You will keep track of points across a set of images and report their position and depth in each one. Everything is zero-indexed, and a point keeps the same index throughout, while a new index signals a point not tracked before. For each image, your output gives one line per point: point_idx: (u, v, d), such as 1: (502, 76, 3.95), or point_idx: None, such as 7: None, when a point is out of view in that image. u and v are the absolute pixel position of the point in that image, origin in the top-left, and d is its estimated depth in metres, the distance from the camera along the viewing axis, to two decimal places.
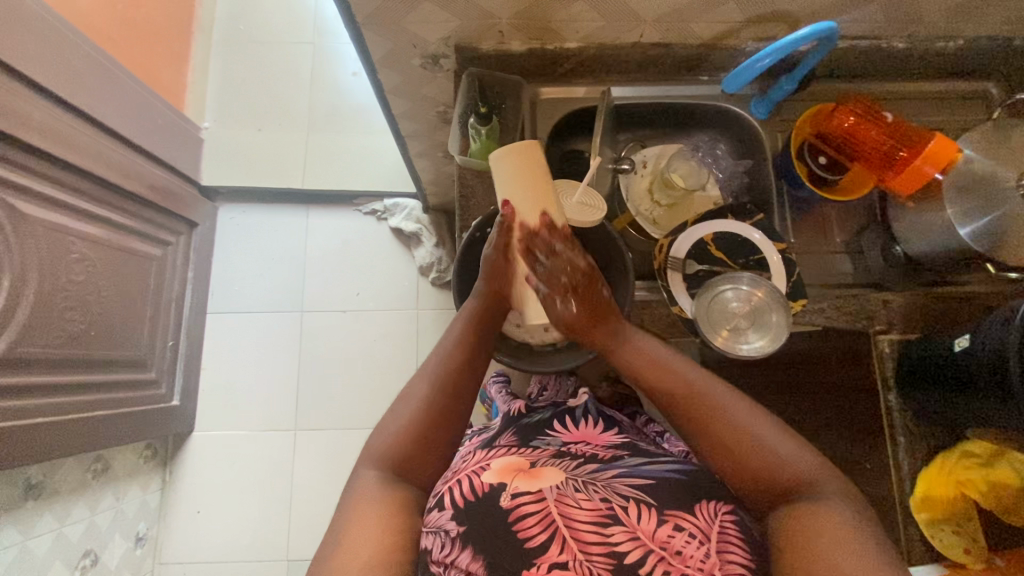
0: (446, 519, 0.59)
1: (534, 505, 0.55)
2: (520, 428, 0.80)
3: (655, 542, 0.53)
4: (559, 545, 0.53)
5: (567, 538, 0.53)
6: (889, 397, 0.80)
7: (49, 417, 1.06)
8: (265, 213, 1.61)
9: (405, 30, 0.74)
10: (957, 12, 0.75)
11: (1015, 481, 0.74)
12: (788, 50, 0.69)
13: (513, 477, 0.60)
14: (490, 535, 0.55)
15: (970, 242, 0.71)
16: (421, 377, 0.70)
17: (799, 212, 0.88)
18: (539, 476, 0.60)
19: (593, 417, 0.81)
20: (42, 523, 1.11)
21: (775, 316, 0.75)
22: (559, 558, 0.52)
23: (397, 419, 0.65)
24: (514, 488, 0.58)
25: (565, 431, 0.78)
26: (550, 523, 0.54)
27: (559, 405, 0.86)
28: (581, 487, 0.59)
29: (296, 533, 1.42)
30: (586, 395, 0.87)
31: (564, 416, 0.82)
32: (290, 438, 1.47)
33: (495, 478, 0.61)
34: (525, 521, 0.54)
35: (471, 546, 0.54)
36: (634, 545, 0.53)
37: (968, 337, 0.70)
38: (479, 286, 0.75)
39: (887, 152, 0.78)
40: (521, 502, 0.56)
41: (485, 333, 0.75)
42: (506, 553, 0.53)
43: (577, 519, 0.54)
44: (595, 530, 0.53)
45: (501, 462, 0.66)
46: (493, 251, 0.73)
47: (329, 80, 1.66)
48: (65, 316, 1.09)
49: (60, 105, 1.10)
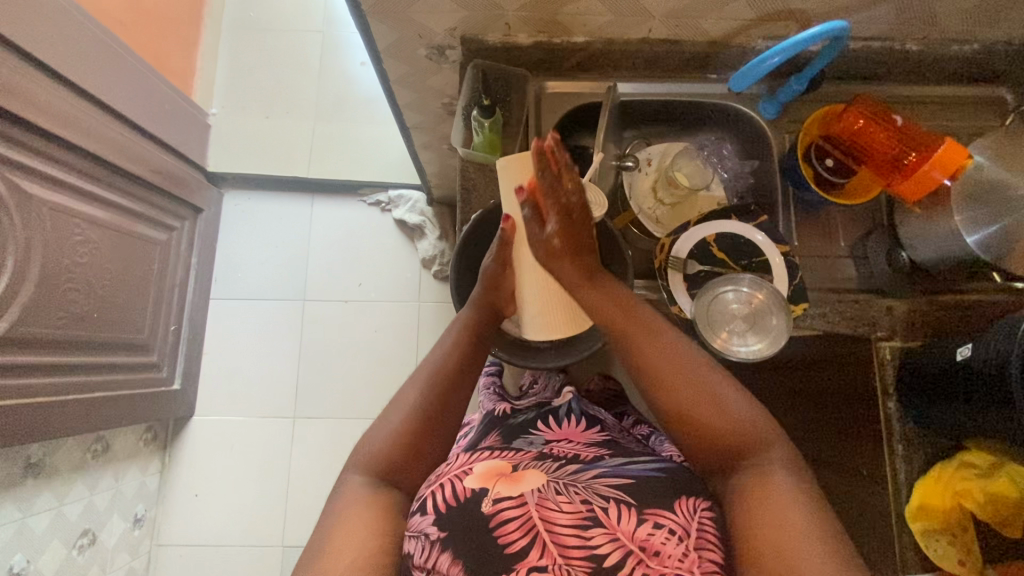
0: (427, 523, 0.58)
1: (515, 510, 0.55)
2: (504, 428, 0.79)
3: (634, 542, 0.53)
4: (539, 549, 0.53)
5: (547, 542, 0.53)
6: (889, 405, 0.79)
7: (48, 396, 1.06)
8: (269, 201, 1.61)
9: (411, 18, 0.74)
10: (973, 16, 0.73)
11: (1015, 493, 0.73)
12: (797, 49, 0.67)
13: (494, 483, 0.59)
14: (471, 539, 0.55)
15: (976, 250, 0.70)
16: (409, 385, 0.69)
17: (803, 215, 0.87)
18: (521, 479, 0.59)
19: (577, 416, 0.82)
20: (41, 501, 1.12)
21: (775, 318, 0.75)
22: (538, 563, 0.52)
23: (385, 428, 0.64)
24: (496, 492, 0.57)
25: (547, 430, 0.78)
26: (530, 528, 0.53)
27: (543, 405, 0.86)
28: (562, 489, 0.58)
29: (293, 520, 1.43)
30: (570, 393, 0.87)
31: (549, 416, 0.82)
32: (289, 425, 1.48)
33: (477, 483, 0.60)
34: (505, 525, 0.54)
35: (452, 551, 0.54)
36: (614, 547, 0.52)
37: (970, 347, 0.69)
38: (474, 296, 0.78)
39: (895, 157, 0.76)
40: (502, 506, 0.55)
41: (478, 345, 0.75)
42: (487, 560, 0.53)
43: (557, 523, 0.53)
44: (576, 533, 0.53)
45: (483, 466, 0.64)
46: (494, 265, 0.79)
47: (337, 69, 1.66)
48: (67, 297, 1.09)
49: (67, 86, 1.10)
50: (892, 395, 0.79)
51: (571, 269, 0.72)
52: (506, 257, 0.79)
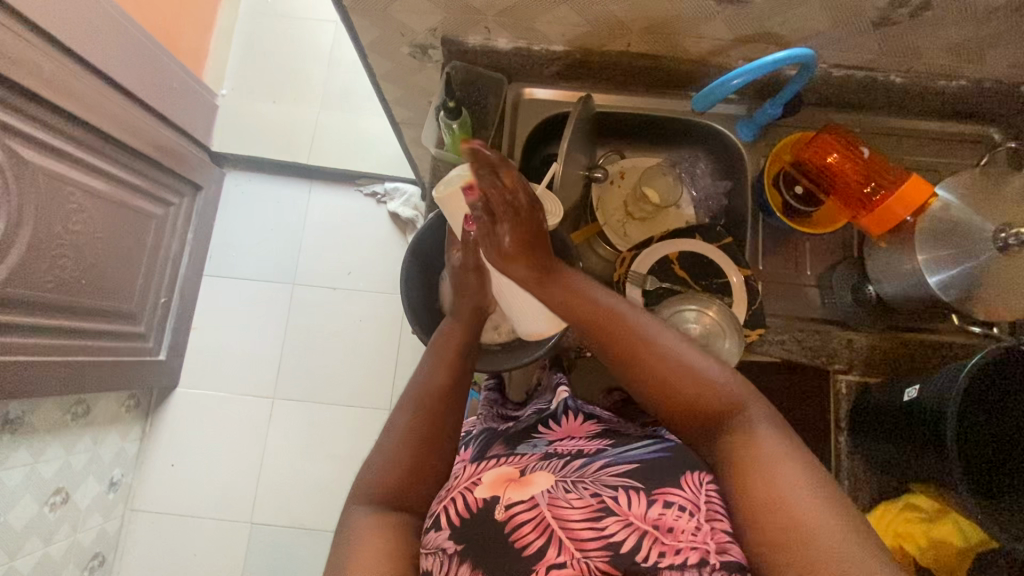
0: (443, 538, 0.56)
1: (528, 512, 0.53)
2: (507, 438, 0.77)
3: (647, 523, 0.51)
4: (557, 546, 0.51)
5: (563, 539, 0.51)
6: (840, 440, 0.85)
7: (31, 356, 1.10)
8: (268, 184, 1.64)
9: (393, 17, 0.75)
10: (958, 51, 0.72)
11: (956, 538, 0.77)
12: (760, 72, 0.66)
13: (504, 489, 0.57)
14: (488, 546, 0.53)
15: (937, 292, 0.69)
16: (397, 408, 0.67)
17: (772, 242, 0.86)
18: (530, 482, 0.58)
19: (574, 413, 0.80)
20: (16, 456, 1.16)
21: (728, 341, 0.74)
22: (557, 559, 0.51)
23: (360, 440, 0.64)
24: (508, 497, 0.56)
25: (550, 431, 0.77)
26: (545, 527, 0.52)
27: (541, 411, 0.84)
28: (571, 486, 0.56)
29: (262, 498, 1.46)
30: (564, 391, 0.84)
31: (547, 419, 0.80)
32: (267, 405, 1.51)
33: (488, 491, 0.58)
34: (521, 529, 0.53)
35: (470, 558, 0.53)
36: (628, 532, 0.51)
37: (916, 389, 0.71)
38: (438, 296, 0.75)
39: (864, 191, 0.75)
40: (515, 510, 0.54)
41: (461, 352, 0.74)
42: (504, 560, 0.52)
43: (570, 518, 0.52)
44: (590, 525, 0.52)
45: (492, 474, 0.62)
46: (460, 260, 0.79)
47: (345, 59, 1.68)
48: (57, 262, 1.12)
49: (72, 58, 1.14)
50: (844, 430, 0.84)
51: (526, 271, 0.71)
52: (477, 261, 0.78)
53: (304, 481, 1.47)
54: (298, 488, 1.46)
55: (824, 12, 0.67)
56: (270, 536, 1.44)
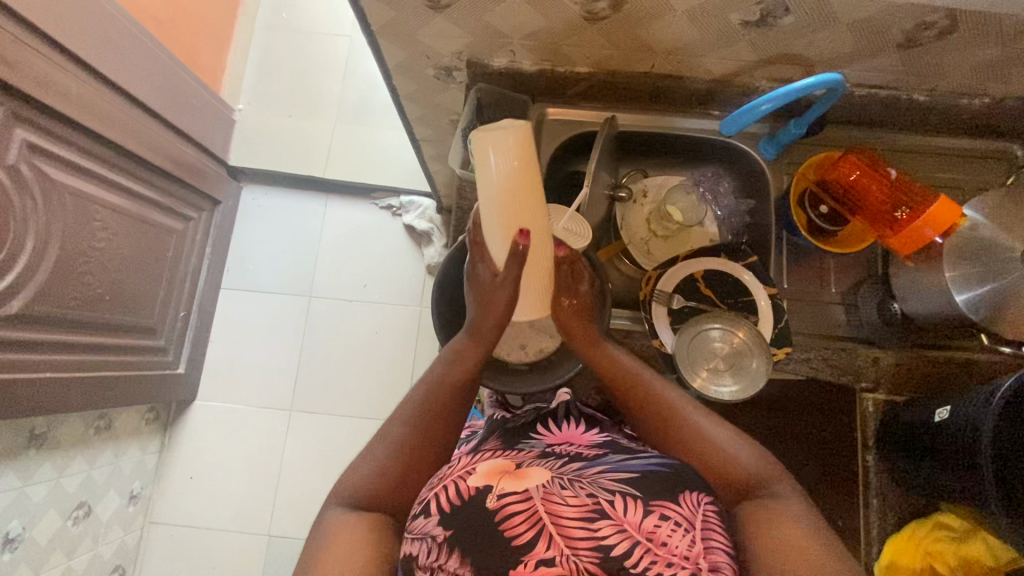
0: (432, 525, 0.55)
1: (520, 504, 0.52)
2: (504, 433, 0.76)
3: (641, 533, 0.51)
4: (546, 540, 0.50)
5: (553, 534, 0.50)
6: (868, 458, 0.86)
7: (56, 372, 1.11)
8: (283, 198, 1.66)
9: (420, 41, 0.77)
10: (982, 72, 0.72)
11: (986, 559, 0.78)
12: (789, 97, 0.67)
13: (499, 479, 0.57)
14: (476, 535, 0.52)
15: (965, 310, 0.69)
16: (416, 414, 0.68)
17: (795, 261, 0.86)
18: (526, 476, 0.57)
19: (576, 418, 0.79)
20: (41, 471, 1.17)
21: (755, 361, 0.75)
22: (546, 555, 0.50)
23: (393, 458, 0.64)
24: (500, 488, 0.55)
25: (547, 434, 0.74)
26: (537, 521, 0.51)
27: (541, 408, 0.83)
28: (567, 484, 0.56)
29: (280, 511, 1.47)
30: (567, 395, 0.84)
31: (548, 418, 0.79)
32: (285, 417, 1.52)
33: (481, 480, 0.57)
34: (511, 519, 0.51)
35: (459, 548, 0.52)
36: (620, 538, 0.50)
37: (948, 409, 0.72)
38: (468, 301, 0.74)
39: (893, 213, 0.75)
40: (507, 501, 0.53)
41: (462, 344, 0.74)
42: (491, 551, 0.51)
43: (563, 515, 0.51)
44: (581, 524, 0.51)
45: (486, 465, 0.62)
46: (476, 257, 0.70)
47: (360, 73, 1.69)
48: (82, 279, 1.14)
49: (97, 78, 1.16)
50: (871, 448, 0.86)
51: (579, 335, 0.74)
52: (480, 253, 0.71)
53: (320, 493, 1.47)
54: (315, 501, 1.47)
55: (848, 35, 0.68)
56: (289, 549, 1.45)
